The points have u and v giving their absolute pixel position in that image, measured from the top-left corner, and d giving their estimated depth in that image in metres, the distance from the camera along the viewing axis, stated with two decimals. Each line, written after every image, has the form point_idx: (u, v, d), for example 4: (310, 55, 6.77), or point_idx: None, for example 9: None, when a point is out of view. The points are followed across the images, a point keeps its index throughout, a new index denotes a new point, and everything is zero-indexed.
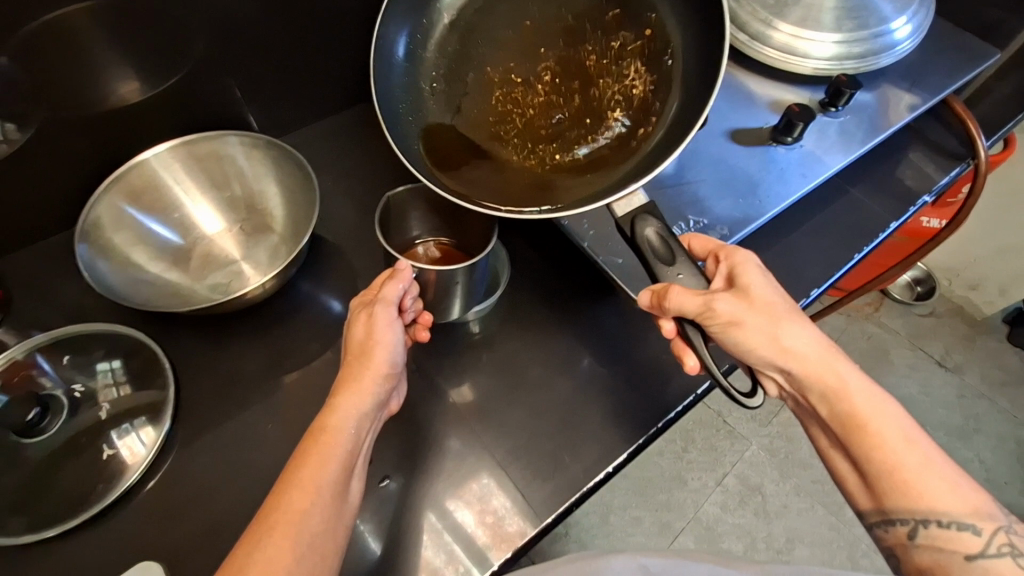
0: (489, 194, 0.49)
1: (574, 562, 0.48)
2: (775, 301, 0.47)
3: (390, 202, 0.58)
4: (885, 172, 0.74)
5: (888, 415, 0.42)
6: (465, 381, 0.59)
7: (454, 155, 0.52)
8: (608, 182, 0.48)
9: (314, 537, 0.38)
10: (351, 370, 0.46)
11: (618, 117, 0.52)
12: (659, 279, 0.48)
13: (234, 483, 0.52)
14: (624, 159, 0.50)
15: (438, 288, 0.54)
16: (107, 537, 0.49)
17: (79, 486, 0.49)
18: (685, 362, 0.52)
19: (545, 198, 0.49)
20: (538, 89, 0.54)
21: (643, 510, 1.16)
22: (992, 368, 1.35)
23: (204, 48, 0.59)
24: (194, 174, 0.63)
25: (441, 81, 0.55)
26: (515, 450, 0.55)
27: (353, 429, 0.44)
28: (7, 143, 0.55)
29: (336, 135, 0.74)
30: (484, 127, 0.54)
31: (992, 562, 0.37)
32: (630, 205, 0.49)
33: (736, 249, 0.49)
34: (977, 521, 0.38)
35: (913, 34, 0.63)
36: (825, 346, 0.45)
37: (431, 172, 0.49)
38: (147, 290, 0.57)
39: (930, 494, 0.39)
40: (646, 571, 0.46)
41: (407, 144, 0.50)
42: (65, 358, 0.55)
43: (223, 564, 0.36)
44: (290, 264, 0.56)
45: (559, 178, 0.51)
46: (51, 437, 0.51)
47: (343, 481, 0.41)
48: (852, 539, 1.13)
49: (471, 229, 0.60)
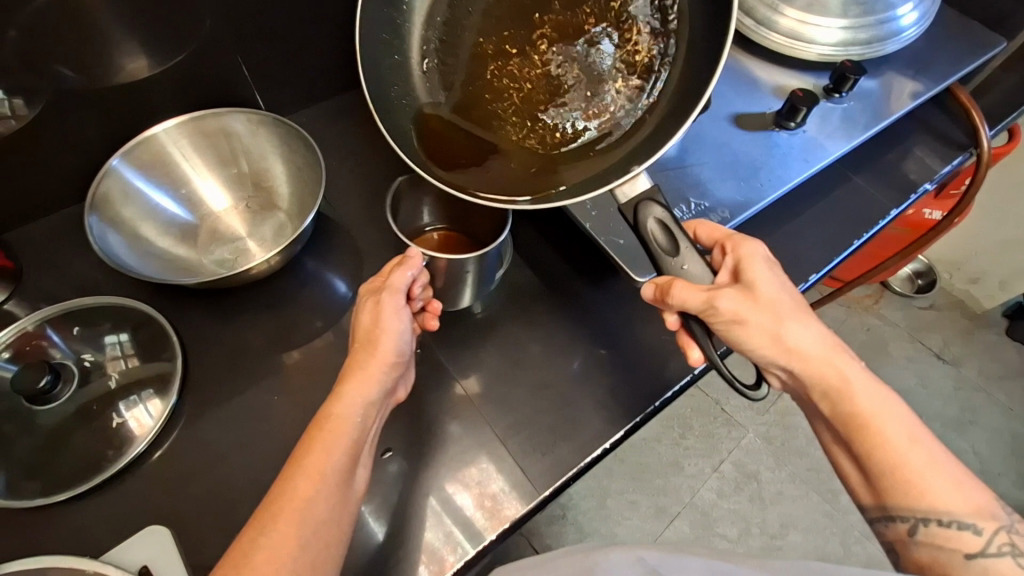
0: (488, 183, 0.50)
1: (573, 555, 0.42)
2: (781, 296, 0.46)
3: (400, 189, 0.59)
4: (887, 160, 0.74)
5: (891, 415, 0.42)
6: (466, 358, 0.60)
7: (454, 141, 0.53)
8: (611, 163, 0.49)
9: (319, 524, 0.39)
10: (358, 357, 0.47)
11: (619, 87, 0.52)
12: (664, 271, 0.48)
13: (239, 453, 0.53)
14: (626, 136, 0.50)
15: (449, 278, 0.55)
16: (114, 503, 0.50)
17: (88, 454, 0.50)
18: (690, 356, 0.52)
19: (548, 180, 0.50)
20: (535, 60, 0.53)
21: (640, 495, 1.17)
22: (991, 361, 1.35)
23: (211, 25, 0.59)
24: (200, 149, 0.64)
25: (435, 62, 0.55)
26: (514, 427, 0.56)
27: (358, 417, 0.45)
28: (15, 119, 0.56)
29: (342, 114, 0.75)
30: (481, 107, 0.54)
31: (992, 561, 0.37)
32: (634, 190, 0.48)
33: (743, 241, 0.49)
34: (978, 521, 0.38)
35: (918, 21, 0.63)
36: (829, 344, 0.45)
37: (430, 161, 0.50)
38: (157, 262, 0.58)
39: (932, 493, 0.40)
40: (645, 566, 0.39)
41: (403, 137, 0.51)
42: (74, 330, 0.56)
43: (231, 547, 0.37)
44: (295, 241, 0.57)
45: (563, 159, 0.51)
46: (61, 406, 0.52)
47: (348, 469, 0.42)
48: (846, 526, 1.15)
49: (481, 219, 0.61)
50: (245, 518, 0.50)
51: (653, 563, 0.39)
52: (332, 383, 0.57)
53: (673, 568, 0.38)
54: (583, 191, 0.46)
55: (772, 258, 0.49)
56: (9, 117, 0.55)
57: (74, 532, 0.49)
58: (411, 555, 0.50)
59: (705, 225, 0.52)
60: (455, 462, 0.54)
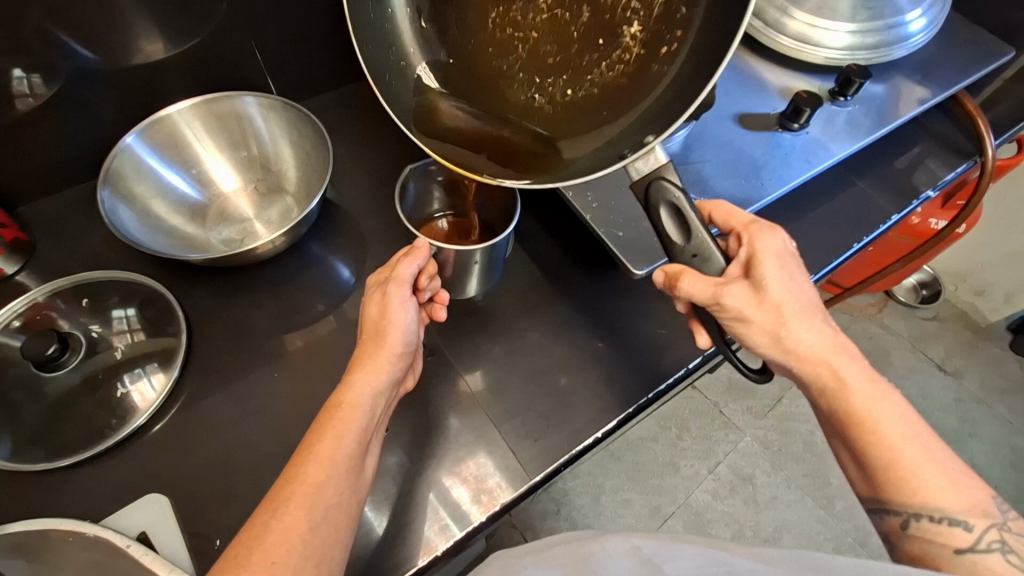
0: (495, 158, 0.47)
1: (566, 543, 0.42)
2: (789, 294, 0.46)
3: (414, 174, 0.59)
4: (892, 166, 0.75)
5: (890, 413, 0.43)
6: (462, 345, 0.61)
7: (457, 105, 0.50)
8: (620, 130, 0.45)
9: (329, 508, 0.40)
10: (366, 348, 0.48)
11: (635, 33, 0.44)
12: (675, 258, 0.48)
13: (238, 429, 0.54)
14: (642, 95, 0.44)
15: (457, 268, 0.57)
16: (114, 470, 0.51)
17: (92, 422, 0.52)
18: (697, 339, 0.54)
19: (559, 149, 0.47)
20: (540, 5, 0.48)
21: (634, 493, 1.18)
22: (993, 374, 1.35)
23: (227, 10, 0.61)
24: (212, 131, 0.65)
25: (430, 13, 0.51)
26: (508, 413, 0.57)
27: (368, 405, 0.45)
28: (33, 97, 0.57)
29: (352, 103, 0.76)
30: (485, 64, 0.50)
31: (981, 556, 0.38)
32: (648, 165, 0.46)
33: (760, 233, 0.48)
34: (970, 518, 0.39)
35: (927, 27, 0.64)
36: (831, 342, 0.46)
37: (429, 132, 0.49)
38: (165, 237, 0.59)
39: (926, 489, 0.40)
40: (639, 554, 0.39)
41: (399, 105, 0.49)
42: (82, 302, 0.57)
43: (243, 528, 0.38)
44: (301, 223, 0.58)
45: (574, 121, 0.47)
46: (67, 374, 0.54)
47: (357, 455, 0.43)
48: (840, 532, 1.15)
49: (492, 207, 0.62)
50: (241, 491, 0.51)
51: (648, 552, 0.38)
52: (333, 364, 0.58)
53: (668, 558, 0.38)
54: (587, 171, 0.43)
55: (789, 249, 0.48)
56: (28, 95, 0.57)
57: (75, 498, 0.50)
58: (403, 533, 0.51)
59: (723, 208, 0.51)
60: (449, 445, 0.55)
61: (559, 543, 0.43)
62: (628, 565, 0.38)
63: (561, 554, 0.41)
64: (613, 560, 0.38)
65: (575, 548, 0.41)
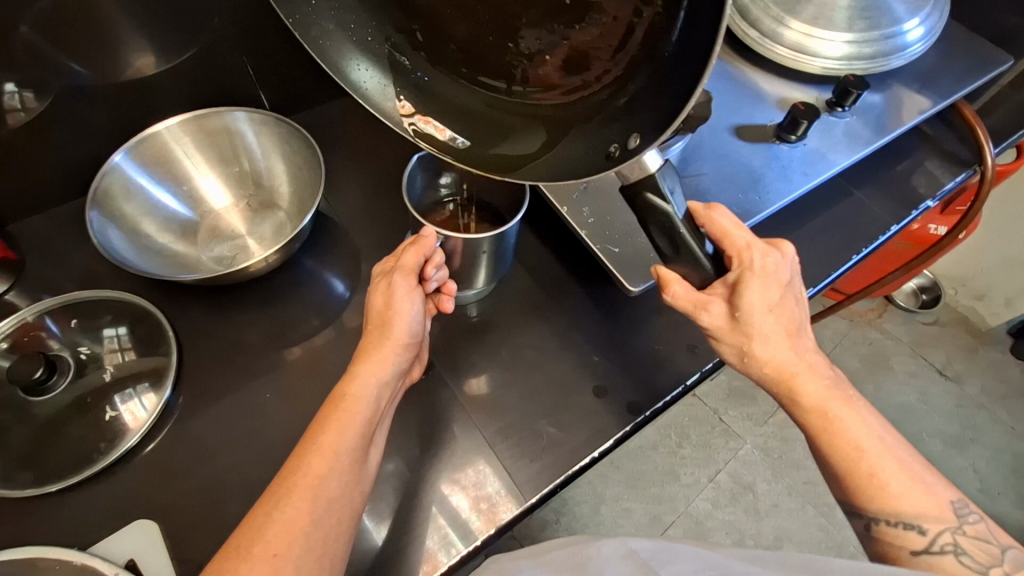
0: (480, 146, 0.43)
1: (566, 547, 0.41)
2: (765, 327, 0.45)
3: (416, 167, 0.57)
4: (892, 176, 0.74)
5: (851, 422, 0.43)
6: (459, 362, 0.60)
7: (427, 88, 0.44)
8: (606, 115, 0.39)
9: (331, 501, 0.39)
10: (372, 339, 0.48)
11: None
12: (668, 261, 0.47)
13: (232, 449, 0.53)
14: (625, 74, 0.38)
15: (464, 259, 0.55)
16: (103, 493, 0.50)
17: (81, 445, 0.51)
18: None
19: (543, 130, 0.42)
20: None
21: (635, 502, 1.17)
22: (995, 379, 1.34)
23: (217, 25, 0.60)
24: (203, 147, 0.64)
25: None
26: (505, 430, 0.56)
27: (373, 396, 0.45)
28: (24, 112, 0.57)
29: (344, 114, 0.75)
30: (447, 32, 0.43)
31: (936, 558, 0.40)
32: (635, 173, 0.43)
33: (760, 259, 0.45)
34: (926, 521, 0.40)
35: (926, 36, 0.63)
36: (806, 375, 0.45)
37: (397, 124, 0.44)
38: (155, 258, 0.59)
39: (889, 495, 0.41)
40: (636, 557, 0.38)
41: (366, 90, 0.44)
42: (72, 322, 0.56)
43: (245, 519, 0.38)
44: (294, 239, 0.58)
45: (552, 95, 0.41)
46: (57, 396, 0.53)
47: (360, 448, 0.43)
48: (841, 540, 1.14)
49: (500, 189, 0.60)
50: (234, 514, 0.50)
51: (645, 555, 0.38)
52: (328, 381, 0.57)
53: (666, 561, 0.37)
54: (570, 172, 0.39)
55: (785, 277, 0.46)
56: (19, 110, 0.56)
57: (67, 521, 0.49)
58: (400, 554, 0.50)
59: (721, 224, 0.46)
60: (446, 462, 0.54)
61: (557, 546, 0.41)
62: (624, 568, 0.37)
63: (561, 558, 0.40)
64: (611, 563, 0.37)
65: (574, 553, 0.40)
